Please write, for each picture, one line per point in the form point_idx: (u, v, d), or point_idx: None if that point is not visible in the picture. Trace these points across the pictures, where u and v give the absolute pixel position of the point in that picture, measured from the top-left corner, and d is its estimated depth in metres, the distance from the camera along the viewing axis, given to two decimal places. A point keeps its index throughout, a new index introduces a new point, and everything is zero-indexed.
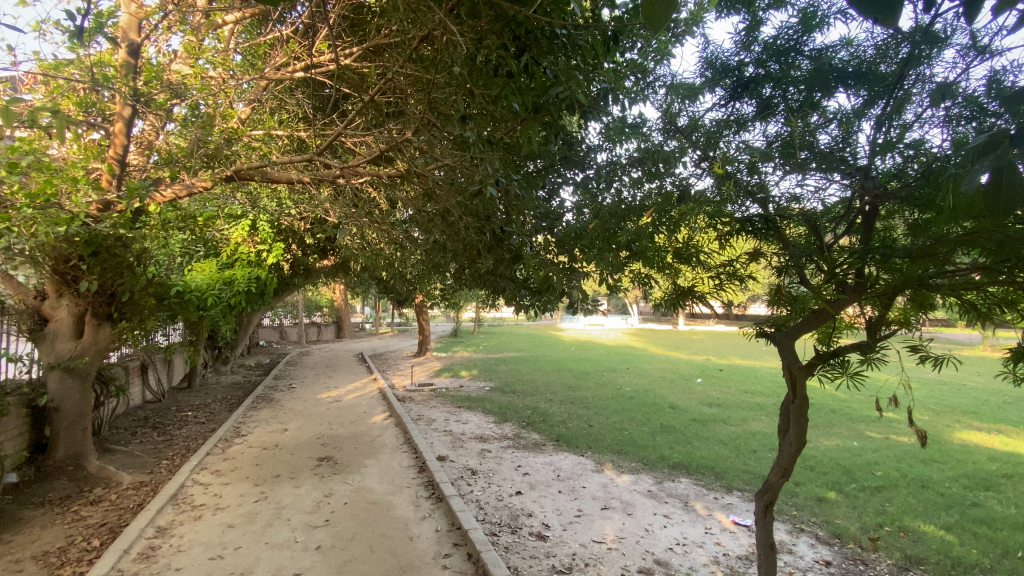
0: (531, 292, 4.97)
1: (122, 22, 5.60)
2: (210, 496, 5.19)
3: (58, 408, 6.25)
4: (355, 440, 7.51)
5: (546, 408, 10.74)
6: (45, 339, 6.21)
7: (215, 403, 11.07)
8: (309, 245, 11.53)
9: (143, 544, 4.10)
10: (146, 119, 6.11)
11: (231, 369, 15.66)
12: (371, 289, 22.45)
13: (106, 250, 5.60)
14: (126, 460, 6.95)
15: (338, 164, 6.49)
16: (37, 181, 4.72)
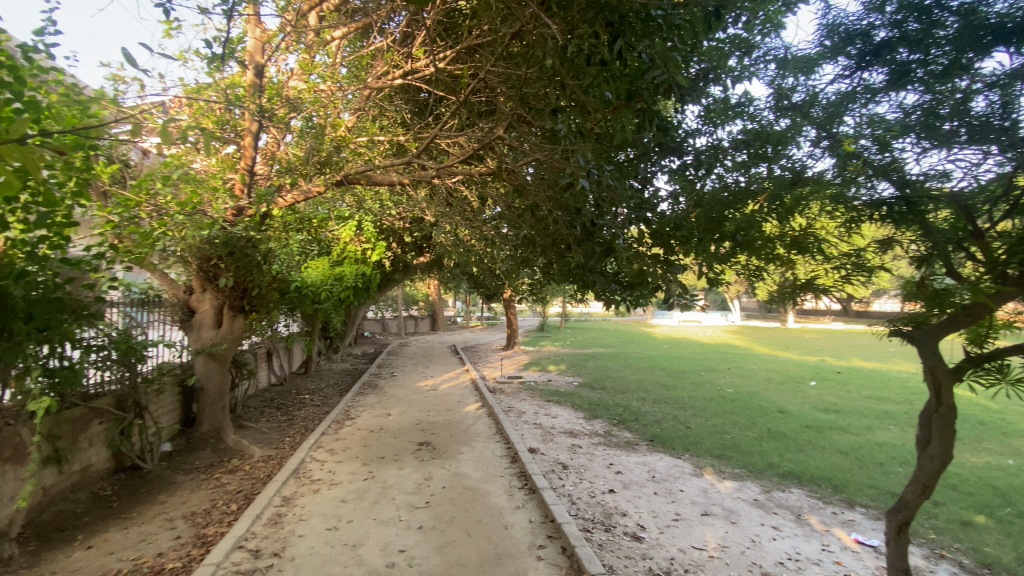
0: (624, 286, 4.84)
1: (249, 46, 6.31)
2: (325, 473, 5.70)
3: (203, 388, 7.21)
4: (452, 428, 7.84)
5: (639, 406, 10.45)
6: (192, 328, 7.17)
7: (328, 388, 12.16)
8: (407, 244, 12.21)
9: (271, 512, 4.60)
10: (269, 132, 6.81)
11: (340, 358, 17.08)
12: (464, 284, 23.29)
13: (240, 251, 6.34)
14: (257, 436, 7.85)
15: (433, 165, 6.78)
16: (186, 191, 5.45)
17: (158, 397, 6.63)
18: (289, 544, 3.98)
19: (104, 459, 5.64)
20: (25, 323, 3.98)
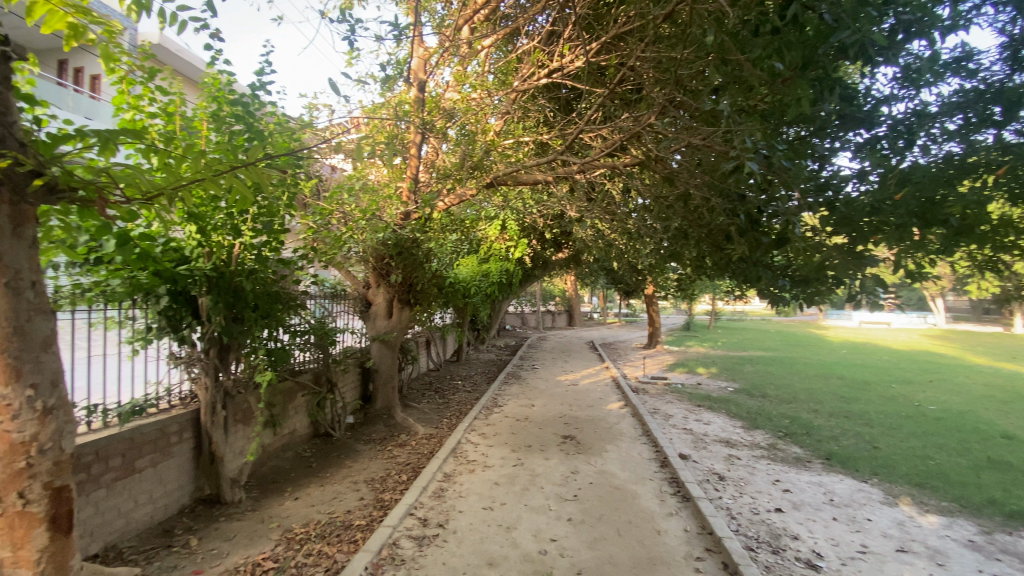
0: (795, 280, 4.26)
1: (414, 65, 7.02)
2: (479, 454, 6.11)
3: (378, 370, 8.23)
4: (596, 424, 7.79)
5: (808, 418, 9.22)
6: (369, 318, 8.23)
7: (477, 376, 13.00)
8: (548, 240, 12.43)
9: (435, 485, 5.08)
10: (429, 141, 7.45)
11: (487, 349, 18.08)
12: (605, 280, 22.88)
13: (407, 251, 7.08)
14: (420, 415, 8.74)
15: (579, 160, 6.80)
16: (366, 201, 6.25)
17: (344, 376, 7.75)
18: (451, 517, 4.34)
19: (305, 425, 6.78)
20: (254, 311, 4.94)
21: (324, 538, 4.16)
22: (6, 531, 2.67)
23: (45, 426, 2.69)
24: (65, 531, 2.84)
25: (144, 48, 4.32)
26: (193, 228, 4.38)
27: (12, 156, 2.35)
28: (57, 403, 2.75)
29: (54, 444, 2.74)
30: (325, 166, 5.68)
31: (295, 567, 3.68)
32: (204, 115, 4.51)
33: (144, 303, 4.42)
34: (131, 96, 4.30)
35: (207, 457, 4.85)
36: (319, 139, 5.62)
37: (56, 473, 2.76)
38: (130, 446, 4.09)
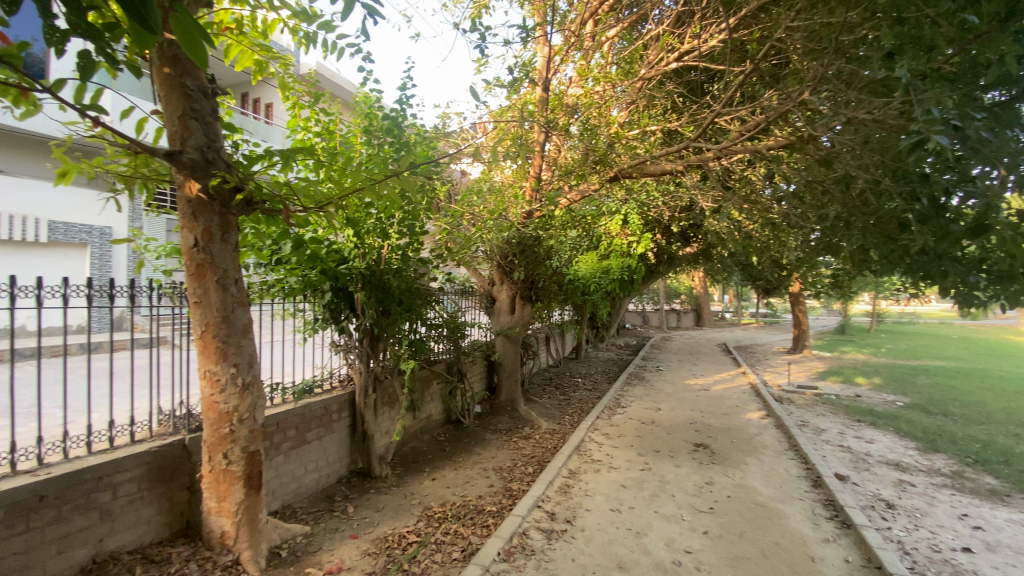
0: (995, 276, 3.54)
1: (539, 64, 7.12)
2: (604, 454, 6.03)
3: (503, 363, 8.55)
4: (731, 433, 7.21)
5: (1011, 445, 7.53)
6: (494, 313, 8.57)
7: (597, 374, 12.83)
8: (674, 234, 11.80)
9: (561, 481, 5.12)
10: (552, 139, 7.42)
11: (608, 347, 17.75)
12: (738, 276, 21.05)
13: (530, 248, 7.17)
14: (543, 410, 8.89)
15: (713, 147, 6.33)
16: (493, 201, 6.51)
17: (473, 368, 8.17)
18: (578, 515, 4.34)
19: (440, 412, 7.29)
20: (399, 306, 5.42)
21: (459, 519, 4.43)
22: (215, 485, 3.28)
23: (243, 398, 3.24)
24: (257, 489, 3.39)
25: (309, 76, 4.97)
26: (349, 232, 4.94)
27: (222, 175, 2.86)
28: (252, 380, 3.30)
29: (250, 415, 3.29)
30: (455, 170, 6.01)
31: (435, 543, 3.97)
32: (356, 131, 5.09)
33: (312, 297, 5.10)
34: (301, 117, 4.97)
35: (360, 434, 5.46)
36: (452, 145, 5.98)
37: (251, 439, 3.31)
38: (302, 420, 4.75)
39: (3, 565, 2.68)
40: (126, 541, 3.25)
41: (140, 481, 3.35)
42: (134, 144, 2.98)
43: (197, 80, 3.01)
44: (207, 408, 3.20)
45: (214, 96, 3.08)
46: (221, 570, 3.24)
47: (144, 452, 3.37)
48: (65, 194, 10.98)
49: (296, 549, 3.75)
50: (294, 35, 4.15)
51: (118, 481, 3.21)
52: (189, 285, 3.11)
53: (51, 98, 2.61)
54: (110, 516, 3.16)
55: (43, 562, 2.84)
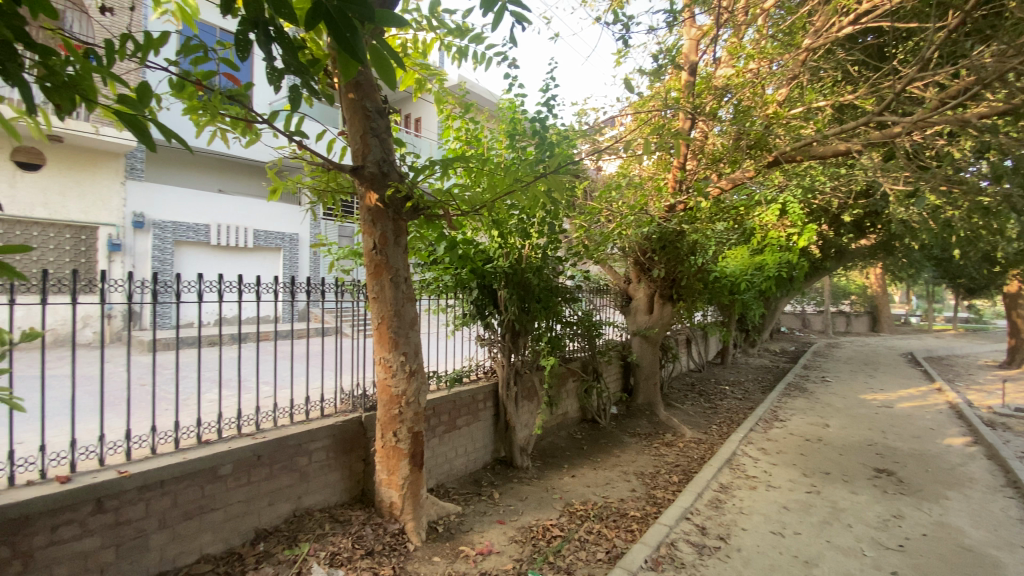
0: None
1: (685, 48, 6.76)
2: (760, 471, 5.48)
3: (640, 364, 8.28)
4: (925, 461, 6.04)
5: None
6: (632, 313, 8.32)
7: (747, 382, 11.72)
8: (845, 224, 10.29)
9: (712, 495, 4.78)
10: (699, 126, 6.96)
11: (757, 353, 16.11)
12: (927, 273, 17.58)
13: (672, 244, 6.77)
14: (685, 417, 8.39)
15: (900, 120, 5.36)
16: (634, 196, 6.31)
17: (610, 368, 8.04)
18: (733, 533, 4.01)
19: (577, 410, 7.30)
20: (539, 303, 5.57)
21: (602, 520, 4.39)
22: (386, 459, 3.69)
23: (410, 383, 3.61)
24: (419, 467, 3.74)
25: (460, 88, 5.33)
26: (495, 233, 5.19)
27: (396, 185, 3.21)
28: (417, 368, 3.65)
29: (414, 399, 3.65)
30: (593, 168, 5.97)
31: (579, 540, 4.00)
32: (502, 136, 5.34)
33: (462, 293, 5.48)
34: (452, 127, 5.35)
35: (503, 424, 5.73)
36: (592, 142, 5.93)
37: (415, 421, 3.68)
38: (453, 407, 5.12)
39: (232, 509, 3.32)
40: (318, 500, 3.83)
41: (328, 449, 3.91)
42: (326, 162, 3.49)
43: (375, 102, 3.40)
44: (381, 390, 3.63)
45: (387, 114, 3.47)
46: (390, 536, 3.63)
47: (332, 425, 3.94)
48: (265, 207, 13.31)
49: (451, 527, 4.06)
50: (449, 51, 4.47)
51: (312, 448, 3.80)
52: (368, 282, 3.53)
53: (267, 127, 3.15)
54: (306, 477, 3.75)
55: (259, 510, 3.46)
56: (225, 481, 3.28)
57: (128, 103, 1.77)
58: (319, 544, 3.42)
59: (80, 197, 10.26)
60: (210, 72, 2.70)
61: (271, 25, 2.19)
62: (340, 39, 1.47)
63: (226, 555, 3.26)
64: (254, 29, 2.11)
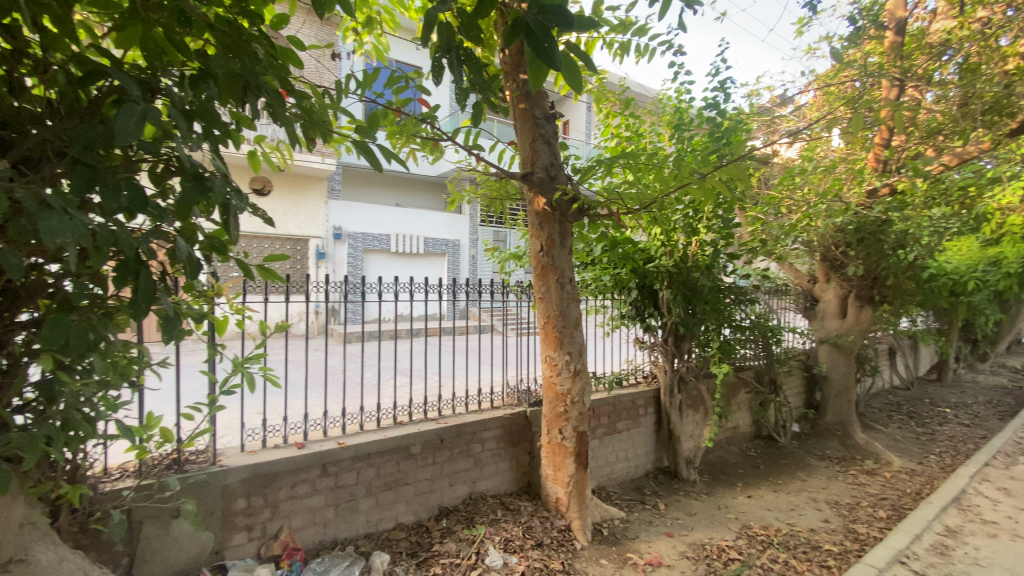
0: None
1: (889, 4, 5.71)
2: (1007, 518, 4.34)
3: (828, 377, 7.19)
4: None
5: None
6: (817, 317, 7.28)
7: (978, 405, 9.41)
8: None
9: (935, 538, 3.93)
10: (908, 94, 5.82)
11: (992, 369, 12.85)
12: None
13: (873, 235, 5.76)
14: (890, 442, 7.06)
15: None
16: (822, 182, 5.53)
17: (789, 379, 7.14)
18: None
19: (749, 424, 6.63)
20: (708, 305, 5.19)
21: (789, 550, 3.91)
22: (552, 455, 3.77)
23: (575, 382, 3.65)
24: (584, 467, 3.76)
25: (619, 85, 5.25)
26: (657, 231, 4.98)
27: (564, 188, 3.28)
28: (582, 367, 3.68)
29: (580, 398, 3.68)
30: (768, 155, 5.41)
31: (762, 568, 3.62)
32: (666, 128, 5.11)
33: (619, 295, 5.39)
34: (612, 125, 5.29)
35: (666, 432, 5.47)
36: (768, 125, 5.37)
37: (580, 420, 3.70)
38: (614, 410, 5.04)
39: (421, 485, 3.72)
40: (490, 486, 4.10)
41: (498, 440, 4.15)
42: (497, 170, 3.71)
43: (543, 108, 3.51)
44: (548, 388, 3.72)
45: (555, 119, 3.56)
46: (557, 531, 3.70)
47: (501, 416, 4.17)
48: (434, 217, 14.76)
49: (616, 531, 4.00)
50: (611, 48, 4.41)
51: (485, 437, 4.07)
52: (535, 283, 3.66)
53: (449, 143, 3.46)
54: (480, 464, 4.03)
55: (442, 489, 3.82)
56: (415, 458, 3.70)
57: (358, 132, 2.09)
58: (494, 528, 3.64)
59: (297, 215, 12.55)
60: (406, 99, 3.06)
61: (460, 49, 2.41)
62: (539, 50, 1.55)
63: (416, 525, 3.67)
64: (447, 54, 2.31)
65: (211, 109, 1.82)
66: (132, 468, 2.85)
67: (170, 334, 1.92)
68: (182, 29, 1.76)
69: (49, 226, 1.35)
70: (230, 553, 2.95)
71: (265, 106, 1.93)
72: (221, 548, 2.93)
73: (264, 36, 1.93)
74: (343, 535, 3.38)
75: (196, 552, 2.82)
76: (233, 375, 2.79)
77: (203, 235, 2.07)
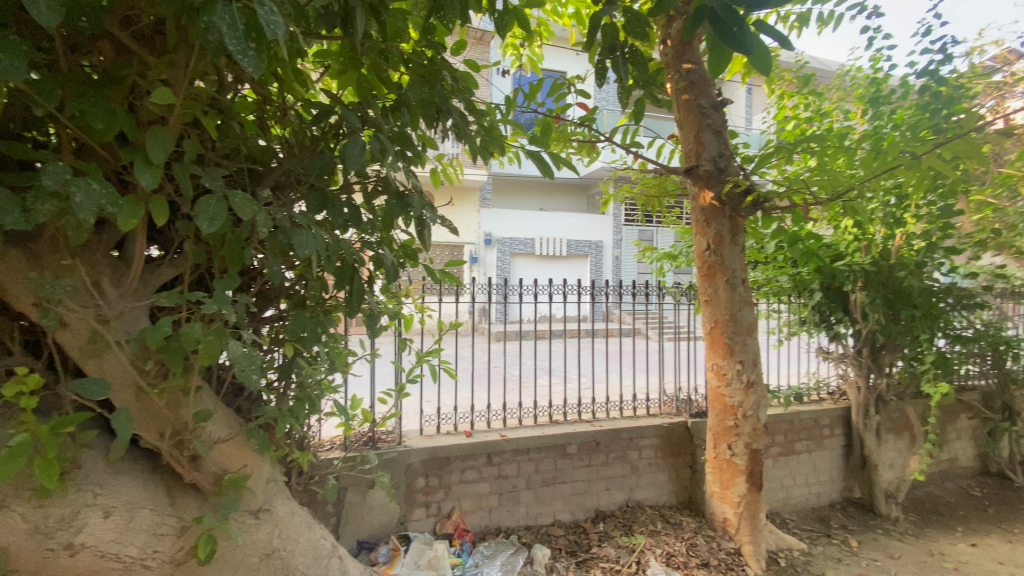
0: None
1: None
2: None
3: None
4: None
5: None
6: None
7: None
8: None
9: None
10: None
11: None
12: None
13: None
14: None
15: None
16: None
17: None
18: None
19: (972, 457, 5.40)
20: (916, 310, 4.34)
21: None
22: (719, 471, 3.49)
23: (748, 395, 3.34)
24: (757, 488, 3.42)
25: (794, 62, 4.70)
26: (847, 224, 4.31)
27: (735, 180, 3.02)
28: (756, 378, 3.37)
29: (754, 413, 3.36)
30: (1002, 124, 4.36)
31: None
32: (857, 104, 4.41)
33: (799, 297, 4.81)
34: (787, 108, 4.73)
35: (857, 458, 4.71)
36: (1002, 86, 4.32)
37: (753, 437, 3.37)
38: (791, 428, 4.48)
39: (577, 486, 3.75)
40: (649, 496, 3.97)
41: (656, 448, 3.99)
42: (657, 166, 3.56)
43: (710, 97, 3.30)
44: (714, 398, 3.48)
45: (723, 108, 3.31)
46: (725, 554, 3.41)
47: (660, 425, 4.00)
48: (579, 218, 14.84)
49: (796, 564, 3.57)
50: (785, 21, 3.95)
51: (642, 445, 3.94)
52: (700, 284, 3.45)
53: (608, 143, 3.42)
54: (637, 472, 3.92)
55: (599, 492, 3.81)
56: (572, 458, 3.74)
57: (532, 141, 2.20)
58: (654, 540, 3.51)
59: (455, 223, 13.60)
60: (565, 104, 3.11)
61: (625, 48, 2.39)
62: (728, 36, 1.48)
63: (574, 525, 3.71)
64: (611, 55, 2.31)
65: (407, 134, 2.06)
66: (337, 442, 3.35)
67: (372, 330, 2.23)
68: (387, 66, 2.03)
69: (301, 240, 1.67)
70: (412, 525, 3.32)
71: (451, 126, 2.14)
72: (405, 520, 3.30)
73: (451, 63, 2.13)
74: (506, 524, 3.57)
75: (386, 520, 3.22)
76: (416, 366, 3.13)
77: (396, 244, 2.37)
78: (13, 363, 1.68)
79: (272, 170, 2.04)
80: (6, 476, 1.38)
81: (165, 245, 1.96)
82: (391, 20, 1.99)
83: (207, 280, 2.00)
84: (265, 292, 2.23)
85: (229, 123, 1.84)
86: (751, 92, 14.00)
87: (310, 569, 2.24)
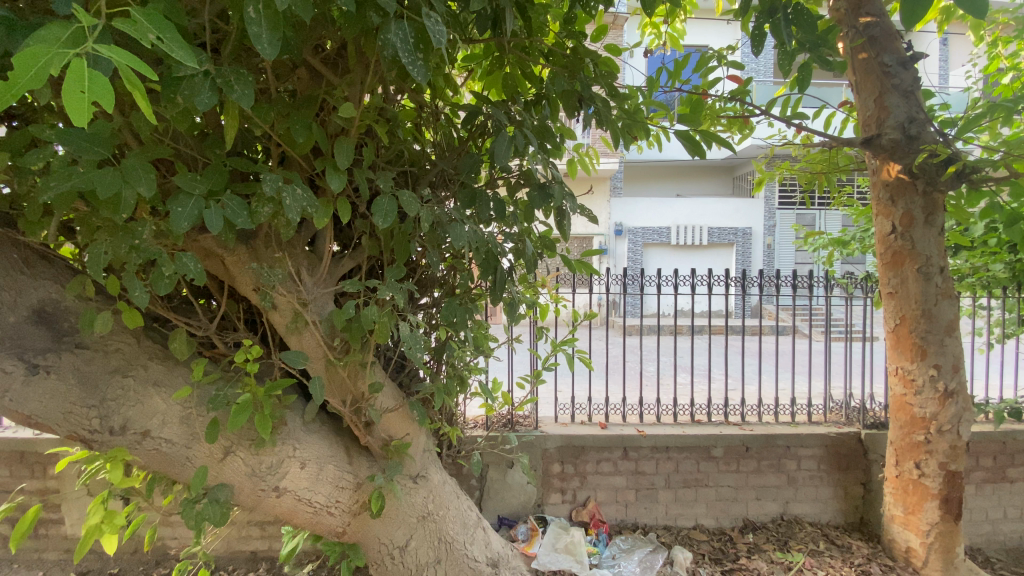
0: None
1: None
2: None
3: None
4: None
5: None
6: None
7: None
8: None
9: None
10: None
11: None
12: None
13: None
14: None
15: None
16: None
17: None
18: None
19: None
20: None
21: None
22: (902, 493, 2.99)
23: (946, 407, 2.82)
24: (955, 517, 2.87)
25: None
26: None
27: (933, 149, 2.53)
28: (957, 388, 2.82)
29: (953, 428, 2.83)
30: None
31: None
32: None
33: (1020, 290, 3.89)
34: (1004, 55, 3.80)
35: None
36: None
37: (951, 456, 2.84)
38: (1005, 450, 3.64)
39: (722, 491, 3.52)
40: (808, 512, 3.57)
41: (820, 460, 3.55)
42: (825, 140, 3.11)
43: (896, 53, 2.81)
44: (898, 407, 2.99)
45: (914, 64, 2.80)
46: None
47: (824, 434, 3.54)
48: (721, 205, 13.74)
49: None
50: None
51: (802, 454, 3.54)
52: (882, 275, 2.97)
53: (763, 118, 3.08)
54: (794, 484, 3.55)
55: (747, 501, 3.53)
56: (717, 462, 3.51)
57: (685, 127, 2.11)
58: (815, 561, 3.17)
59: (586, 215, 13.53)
60: (713, 79, 2.88)
61: (788, 8, 2.13)
62: None
63: (719, 532, 3.50)
64: (771, 16, 2.08)
65: (548, 127, 2.10)
66: (479, 421, 3.58)
67: (513, 319, 2.32)
68: (530, 61, 2.10)
69: (456, 233, 1.81)
70: (548, 508, 3.42)
71: (593, 113, 2.12)
72: (541, 502, 3.42)
73: (593, 50, 2.12)
74: (643, 520, 3.49)
75: (525, 501, 3.37)
76: (553, 354, 3.17)
77: (536, 235, 2.44)
78: (239, 337, 2.07)
79: (428, 171, 2.24)
80: (236, 426, 1.76)
81: (347, 241, 2.28)
82: (535, 15, 2.04)
83: (378, 270, 2.29)
84: (423, 281, 2.45)
85: (395, 130, 2.05)
86: (947, 43, 11.58)
87: (458, 535, 2.44)
